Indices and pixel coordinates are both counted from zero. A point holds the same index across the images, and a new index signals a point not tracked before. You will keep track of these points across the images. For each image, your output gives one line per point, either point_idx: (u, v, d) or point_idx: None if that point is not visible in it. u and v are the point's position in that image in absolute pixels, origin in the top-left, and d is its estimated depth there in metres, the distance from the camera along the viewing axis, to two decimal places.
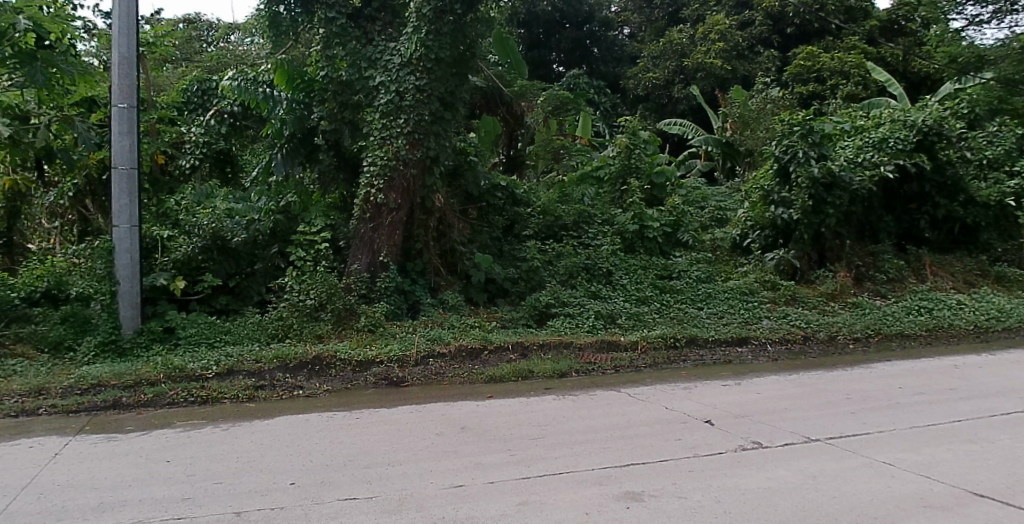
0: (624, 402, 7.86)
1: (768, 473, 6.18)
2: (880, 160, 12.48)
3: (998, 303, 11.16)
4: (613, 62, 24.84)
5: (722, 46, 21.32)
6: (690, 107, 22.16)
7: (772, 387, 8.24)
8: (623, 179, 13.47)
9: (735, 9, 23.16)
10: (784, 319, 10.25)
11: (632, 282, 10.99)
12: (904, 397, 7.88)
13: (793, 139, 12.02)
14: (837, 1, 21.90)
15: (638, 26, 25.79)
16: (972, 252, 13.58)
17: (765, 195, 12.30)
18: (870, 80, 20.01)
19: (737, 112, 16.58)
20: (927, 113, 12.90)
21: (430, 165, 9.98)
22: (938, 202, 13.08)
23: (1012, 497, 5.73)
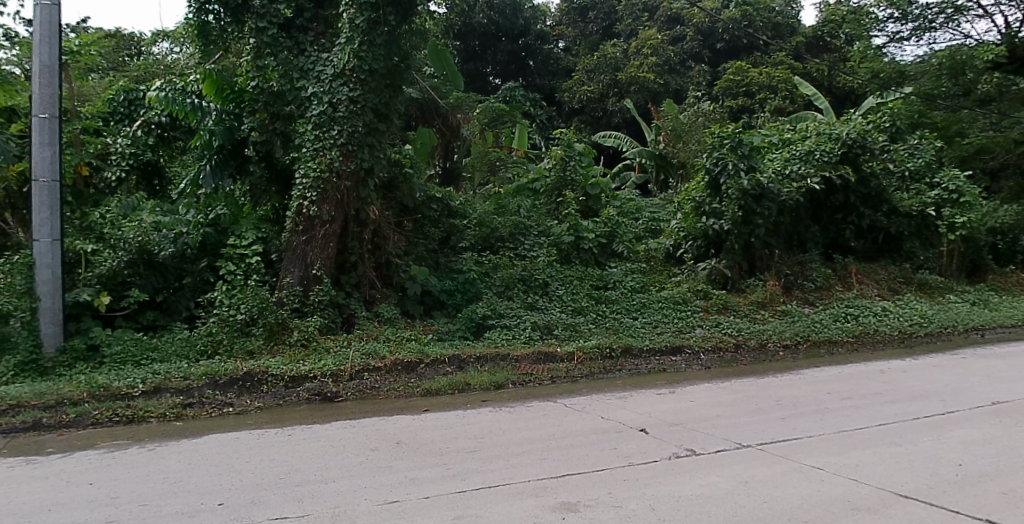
0: (560, 412, 7.85)
1: (701, 480, 6.21)
2: (807, 172, 12.76)
3: (921, 309, 11.58)
4: (548, 76, 24.54)
5: (654, 60, 21.87)
6: (624, 120, 22.28)
7: (705, 394, 8.34)
8: (558, 191, 13.46)
9: (666, 25, 24.41)
10: (716, 327, 10.43)
11: (568, 293, 11.01)
12: (832, 402, 8.07)
13: (723, 151, 12.23)
14: (764, 19, 23.00)
15: (573, 40, 25.79)
16: (896, 260, 14.07)
17: (696, 206, 12.49)
18: (797, 94, 20.66)
19: (670, 125, 16.94)
20: (851, 127, 13.25)
21: (365, 177, 9.86)
22: (863, 212, 13.55)
23: (935, 496, 5.89)
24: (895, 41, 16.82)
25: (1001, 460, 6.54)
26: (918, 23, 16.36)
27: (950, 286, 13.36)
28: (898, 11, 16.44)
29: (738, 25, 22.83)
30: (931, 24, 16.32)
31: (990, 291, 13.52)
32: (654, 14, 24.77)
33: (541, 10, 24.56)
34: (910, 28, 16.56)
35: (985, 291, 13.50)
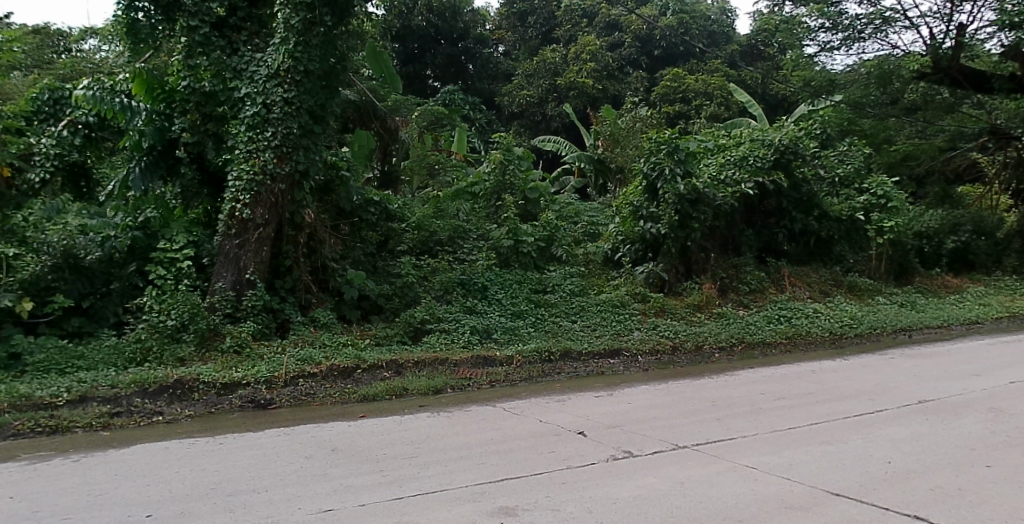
0: (499, 416, 7.82)
1: (638, 481, 6.23)
2: (741, 177, 12.99)
3: (851, 311, 11.92)
4: (489, 79, 24.38)
5: (593, 66, 22.15)
6: (563, 125, 22.34)
7: (642, 396, 8.40)
8: (497, 195, 13.46)
9: (604, 31, 24.78)
10: (653, 330, 10.53)
11: (507, 296, 11.01)
12: (765, 402, 8.20)
13: (660, 156, 12.39)
14: (700, 27, 23.56)
15: (512, 44, 26.10)
16: (827, 263, 14.42)
17: (634, 210, 12.62)
18: (732, 101, 21.25)
19: (608, 130, 17.06)
20: (783, 133, 13.59)
21: (299, 180, 9.84)
22: (794, 217, 13.79)
23: (864, 493, 6.00)
24: (826, 51, 17.38)
25: (925, 456, 6.73)
26: (847, 34, 16.91)
27: (878, 288, 13.83)
28: (829, 21, 16.86)
29: (674, 32, 23.26)
30: (859, 34, 16.85)
31: (915, 293, 14.01)
32: (593, 20, 24.73)
33: (481, 14, 24.40)
34: (840, 38, 17.12)
35: (911, 293, 13.98)
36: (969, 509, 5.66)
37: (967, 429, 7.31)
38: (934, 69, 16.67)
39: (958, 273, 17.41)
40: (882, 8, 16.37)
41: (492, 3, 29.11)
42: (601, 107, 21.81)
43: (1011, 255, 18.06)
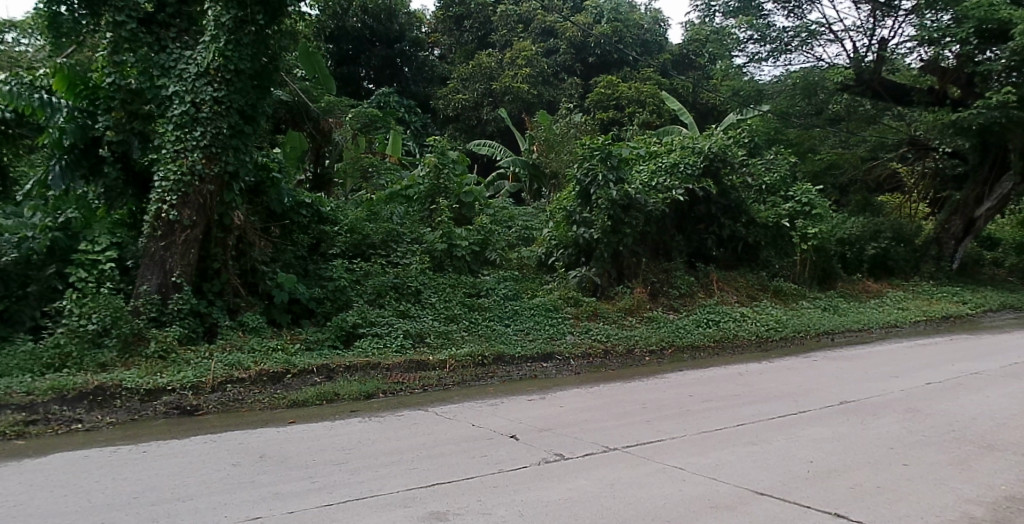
0: (431, 420, 7.79)
1: (569, 484, 6.27)
2: (671, 184, 13.27)
3: (776, 315, 12.29)
4: (424, 82, 24.01)
5: (529, 72, 22.14)
6: (498, 130, 22.23)
7: (574, 399, 8.51)
8: (432, 198, 13.32)
9: (540, 36, 24.95)
10: (586, 334, 10.66)
11: (440, 300, 10.96)
12: (694, 404, 8.37)
13: (593, 162, 12.54)
14: (634, 36, 23.98)
15: (448, 48, 25.46)
16: (754, 268, 14.79)
17: (567, 215, 12.74)
18: (664, 109, 21.64)
19: (543, 136, 17.13)
20: (712, 141, 13.92)
21: (229, 181, 9.67)
22: (723, 223, 14.21)
23: (788, 492, 6.16)
24: (754, 62, 17.91)
25: (846, 455, 6.96)
26: (774, 45, 17.51)
27: (802, 292, 14.24)
28: (757, 33, 17.54)
29: (610, 40, 23.44)
30: (786, 46, 17.41)
31: (837, 297, 14.55)
32: (529, 25, 25.06)
33: (416, 17, 24.19)
34: (768, 50, 17.67)
35: (833, 297, 14.49)
36: (887, 506, 5.86)
37: (885, 429, 7.58)
38: (857, 81, 17.56)
39: (878, 279, 17.86)
40: (808, 22, 16.97)
41: (421, 4, 28.87)
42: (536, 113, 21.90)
43: (929, 262, 18.73)
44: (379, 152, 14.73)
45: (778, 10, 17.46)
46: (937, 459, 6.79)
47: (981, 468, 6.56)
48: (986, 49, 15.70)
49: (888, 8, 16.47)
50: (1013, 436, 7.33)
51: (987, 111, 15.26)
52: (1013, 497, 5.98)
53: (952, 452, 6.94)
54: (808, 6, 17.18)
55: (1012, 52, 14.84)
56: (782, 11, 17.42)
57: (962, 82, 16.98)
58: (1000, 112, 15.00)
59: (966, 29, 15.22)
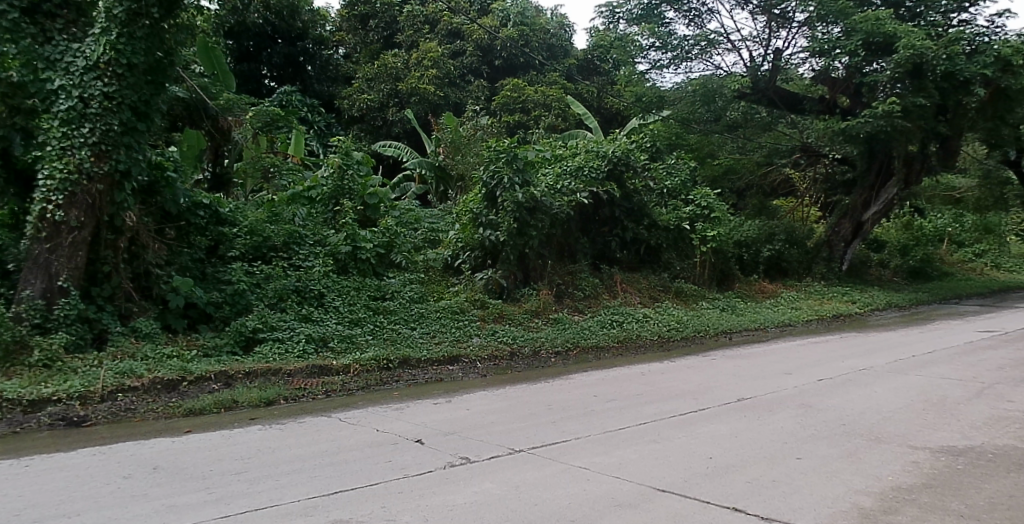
0: (334, 427, 7.64)
1: (475, 487, 6.25)
2: (576, 187, 13.49)
3: (677, 315, 12.68)
4: (328, 82, 23.53)
5: (434, 73, 21.91)
6: (404, 131, 21.82)
7: (480, 402, 8.50)
8: (335, 200, 13.06)
9: (446, 38, 24.47)
10: (492, 336, 10.71)
11: (344, 304, 10.77)
12: (598, 404, 8.49)
13: (499, 164, 12.63)
14: (540, 40, 23.89)
15: (353, 47, 24.50)
16: (656, 270, 15.07)
17: (473, 218, 12.80)
18: (569, 113, 21.99)
19: (449, 137, 16.98)
20: (615, 145, 14.30)
21: (120, 180, 9.23)
22: (626, 226, 14.52)
23: (688, 488, 6.31)
24: (656, 68, 18.36)
25: (743, 450, 7.19)
26: (675, 53, 18.01)
27: (702, 293, 14.72)
28: (659, 41, 18.03)
29: (515, 44, 23.86)
30: (687, 54, 17.92)
31: (735, 297, 15.12)
32: (435, 26, 24.35)
33: (320, 13, 23.36)
34: (669, 57, 18.15)
35: (731, 297, 15.04)
36: (781, 499, 6.08)
37: (780, 424, 7.88)
38: (753, 90, 18.29)
39: (772, 280, 18.52)
40: (708, 31, 17.54)
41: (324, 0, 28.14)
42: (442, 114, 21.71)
43: (820, 263, 19.60)
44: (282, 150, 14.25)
45: (680, 19, 17.98)
46: (829, 452, 7.10)
47: (870, 461, 6.89)
48: (873, 61, 16.57)
49: (782, 20, 17.12)
50: (897, 428, 7.74)
51: (873, 120, 16.11)
52: (899, 487, 6.30)
53: (843, 446, 7.27)
54: (707, 16, 17.73)
55: (896, 64, 15.69)
56: (683, 20, 17.95)
57: (849, 92, 17.98)
58: (885, 121, 15.83)
59: (855, 41, 16.03)
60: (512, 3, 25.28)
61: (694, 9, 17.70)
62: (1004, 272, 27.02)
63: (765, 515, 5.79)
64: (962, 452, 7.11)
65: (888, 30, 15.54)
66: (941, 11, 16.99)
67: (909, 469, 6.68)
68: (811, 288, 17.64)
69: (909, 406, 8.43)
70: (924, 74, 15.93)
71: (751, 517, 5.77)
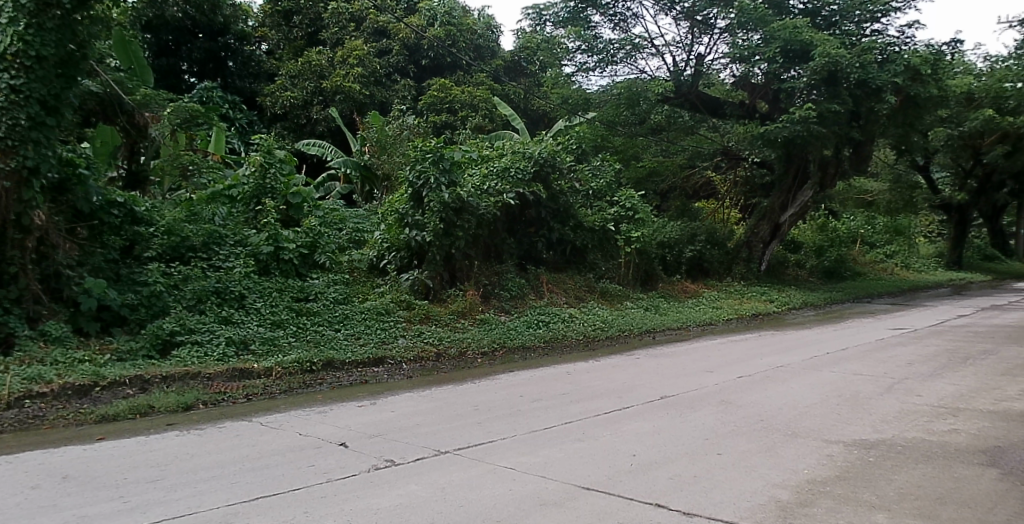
0: (255, 431, 7.49)
1: (400, 490, 6.20)
2: (502, 188, 13.51)
3: (602, 315, 12.89)
4: (250, 78, 22.46)
5: (360, 71, 21.13)
6: (328, 130, 21.11)
7: (405, 404, 8.45)
8: (257, 199, 12.80)
9: (373, 37, 23.28)
10: (418, 337, 10.67)
11: (266, 305, 10.56)
12: (523, 404, 8.54)
13: (426, 164, 12.57)
14: (467, 40, 23.50)
15: (276, 44, 23.57)
16: (581, 270, 15.31)
17: (400, 218, 12.71)
18: (496, 114, 21.90)
19: (375, 137, 16.79)
20: (542, 147, 14.40)
21: (28, 178, 8.83)
22: (552, 226, 14.64)
23: (612, 486, 6.40)
24: (582, 71, 18.74)
25: (665, 447, 7.32)
26: (601, 57, 18.23)
27: (627, 293, 15.03)
28: (585, 44, 18.28)
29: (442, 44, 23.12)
30: (612, 58, 18.19)
31: (659, 297, 15.43)
32: (360, 24, 23.18)
33: (241, 8, 22.26)
34: (595, 60, 18.42)
35: (655, 297, 15.39)
36: (702, 494, 6.23)
37: (701, 421, 8.06)
38: (676, 94, 19.08)
39: (694, 280, 18.84)
40: (632, 35, 17.83)
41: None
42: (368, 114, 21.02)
43: (739, 263, 20.12)
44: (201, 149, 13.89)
45: (606, 23, 18.26)
46: (748, 447, 7.30)
47: (786, 455, 7.11)
48: (790, 68, 17.11)
49: (704, 26, 17.77)
50: (813, 423, 8.02)
51: (790, 125, 16.62)
52: (814, 480, 6.51)
53: (761, 441, 7.48)
54: (632, 20, 18.01)
55: (813, 71, 16.23)
56: (609, 23, 18.21)
57: (768, 98, 18.49)
58: (801, 126, 16.38)
59: (772, 48, 16.43)
60: (439, 2, 24.71)
61: (619, 13, 17.94)
62: (913, 271, 28.31)
63: (687, 511, 5.91)
64: (873, 445, 7.40)
65: (804, 38, 16.07)
66: (855, 21, 17.66)
67: (824, 462, 6.92)
68: (732, 288, 18.08)
69: (823, 401, 8.74)
70: (838, 81, 16.55)
71: (674, 513, 5.88)
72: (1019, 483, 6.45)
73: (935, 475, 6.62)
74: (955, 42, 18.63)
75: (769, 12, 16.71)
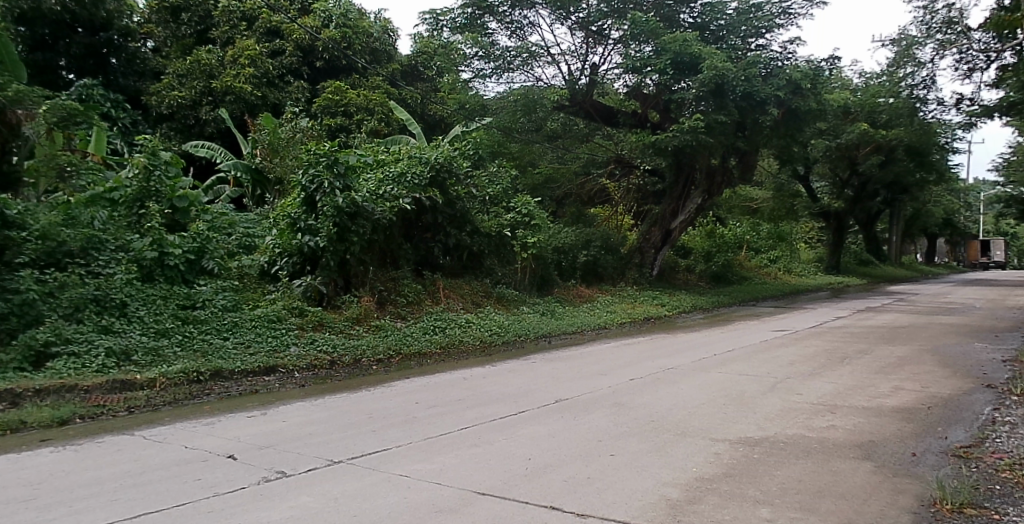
0: (137, 445, 7.15)
1: (291, 502, 6.02)
2: (398, 193, 13.41)
3: (499, 320, 13.03)
4: (133, 76, 21.54)
5: (252, 72, 20.62)
6: (218, 131, 20.71)
7: (297, 413, 8.27)
8: (141, 202, 12.28)
9: (265, 37, 22.41)
10: (311, 345, 10.45)
11: (150, 314, 10.13)
12: (420, 411, 8.49)
13: (319, 168, 12.31)
14: (362, 43, 23.04)
15: (163, 40, 22.52)
16: (477, 275, 15.44)
17: (291, 223, 12.40)
18: (392, 118, 21.68)
19: (267, 139, 16.36)
20: (438, 152, 14.35)
21: None
22: (449, 232, 14.61)
23: (507, 490, 6.42)
24: (479, 77, 18.79)
25: (560, 450, 7.42)
26: (496, 64, 18.46)
27: (523, 299, 15.27)
28: (482, 50, 18.36)
29: (337, 46, 22.51)
30: (509, 65, 18.46)
31: (554, 302, 15.73)
32: (253, 24, 22.45)
33: (126, 3, 21.16)
34: (491, 67, 18.63)
35: (550, 302, 15.68)
36: (594, 496, 6.33)
37: (595, 423, 8.22)
38: (570, 102, 19.11)
39: (590, 285, 19.16)
40: (529, 44, 18.17)
41: None
42: (260, 116, 20.56)
43: (632, 269, 20.62)
44: (81, 149, 13.26)
45: (502, 30, 18.46)
46: (640, 448, 7.48)
47: (676, 454, 7.31)
48: (680, 80, 17.64)
49: (599, 37, 18.17)
50: (702, 423, 8.29)
51: (680, 134, 17.27)
52: (702, 477, 6.73)
53: (652, 441, 7.68)
54: (528, 29, 18.30)
55: (701, 83, 16.82)
56: (506, 31, 18.42)
57: (659, 108, 19.20)
58: (690, 136, 17.05)
59: (664, 60, 16.91)
60: (334, 3, 23.91)
61: (515, 22, 18.22)
62: (795, 275, 29.78)
63: (580, 512, 6.00)
64: (757, 442, 7.71)
65: (693, 51, 16.60)
66: (741, 35, 18.38)
67: (712, 460, 7.17)
68: (625, 292, 18.54)
69: (710, 401, 9.07)
70: (725, 93, 17.26)
71: (568, 515, 5.95)
72: (891, 474, 6.85)
73: (814, 469, 6.96)
74: (832, 58, 19.68)
75: (660, 24, 17.14)
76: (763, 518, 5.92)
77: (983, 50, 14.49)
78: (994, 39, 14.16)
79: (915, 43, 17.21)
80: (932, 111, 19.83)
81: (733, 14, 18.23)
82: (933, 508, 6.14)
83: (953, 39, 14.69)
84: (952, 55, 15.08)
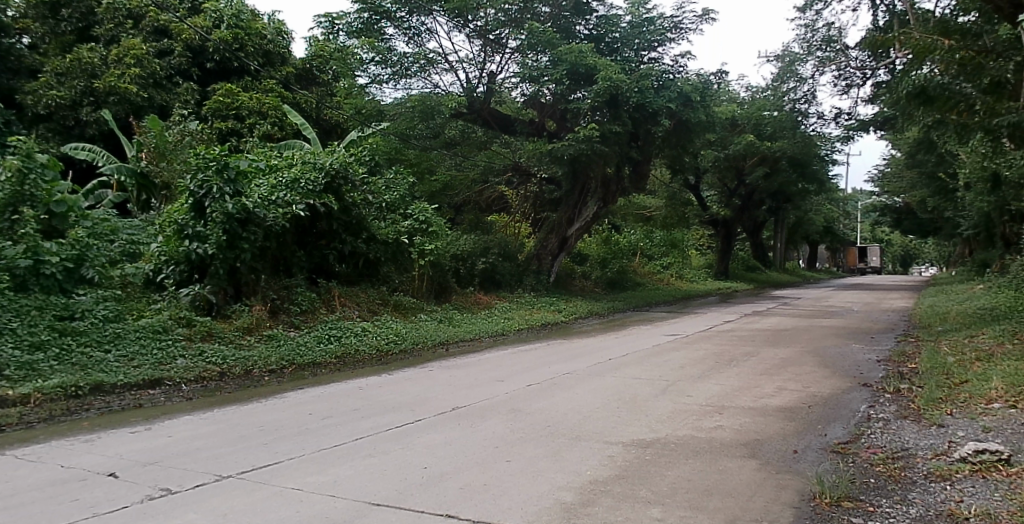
0: (7, 466, 6.72)
1: (177, 520, 5.79)
2: (292, 199, 13.16)
3: (395, 328, 12.99)
4: (7, 74, 20.33)
5: (137, 72, 19.68)
6: (100, 133, 19.80)
7: (185, 427, 7.98)
8: (14, 207, 11.50)
9: (153, 36, 21.53)
10: (199, 357, 10.11)
11: (23, 325, 9.57)
12: (313, 422, 8.34)
13: (208, 173, 11.94)
14: (256, 45, 22.34)
15: (41, 37, 21.41)
16: (374, 283, 15.37)
17: (178, 229, 11.92)
18: (286, 123, 21.09)
19: (151, 142, 15.75)
20: (333, 158, 14.13)
21: None
22: (344, 239, 14.46)
23: (403, 500, 6.38)
24: (376, 82, 18.66)
25: (457, 458, 7.42)
26: (394, 69, 18.38)
27: (420, 306, 15.25)
28: (379, 56, 18.28)
29: (228, 48, 21.79)
30: (406, 71, 18.41)
31: (451, 309, 15.78)
32: (139, 22, 21.49)
33: None
34: (388, 73, 18.50)
35: (448, 309, 15.71)
36: (490, 502, 6.36)
37: (491, 430, 8.27)
38: (469, 110, 19.36)
39: (488, 291, 19.27)
40: (426, 51, 18.26)
41: None
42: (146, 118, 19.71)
43: (530, 275, 20.82)
44: None
45: (399, 36, 18.39)
46: (535, 453, 7.57)
47: (571, 458, 7.44)
48: (576, 89, 18.19)
49: (496, 45, 18.12)
50: (596, 426, 8.46)
51: (576, 143, 17.58)
52: (596, 480, 6.87)
53: (547, 446, 7.79)
54: (426, 35, 18.37)
55: (596, 93, 17.28)
56: (403, 37, 18.39)
57: (556, 117, 19.53)
58: (585, 145, 17.44)
59: (560, 71, 17.34)
60: (225, 3, 23.16)
61: (413, 28, 18.25)
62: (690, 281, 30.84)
63: (476, 519, 6.02)
64: (650, 444, 7.94)
65: (588, 62, 17.17)
66: (634, 48, 19.03)
67: (606, 462, 7.33)
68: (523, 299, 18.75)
69: (604, 405, 9.27)
70: (620, 104, 17.96)
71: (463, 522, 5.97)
72: (773, 471, 7.18)
73: (703, 469, 7.21)
74: (721, 72, 20.53)
75: (557, 35, 17.51)
76: (654, 517, 6.09)
77: (860, 67, 15.61)
78: (869, 58, 15.25)
79: (798, 59, 18.15)
80: (814, 124, 20.95)
81: (626, 27, 18.86)
82: (813, 502, 6.46)
83: (832, 56, 15.68)
84: (831, 71, 16.04)
